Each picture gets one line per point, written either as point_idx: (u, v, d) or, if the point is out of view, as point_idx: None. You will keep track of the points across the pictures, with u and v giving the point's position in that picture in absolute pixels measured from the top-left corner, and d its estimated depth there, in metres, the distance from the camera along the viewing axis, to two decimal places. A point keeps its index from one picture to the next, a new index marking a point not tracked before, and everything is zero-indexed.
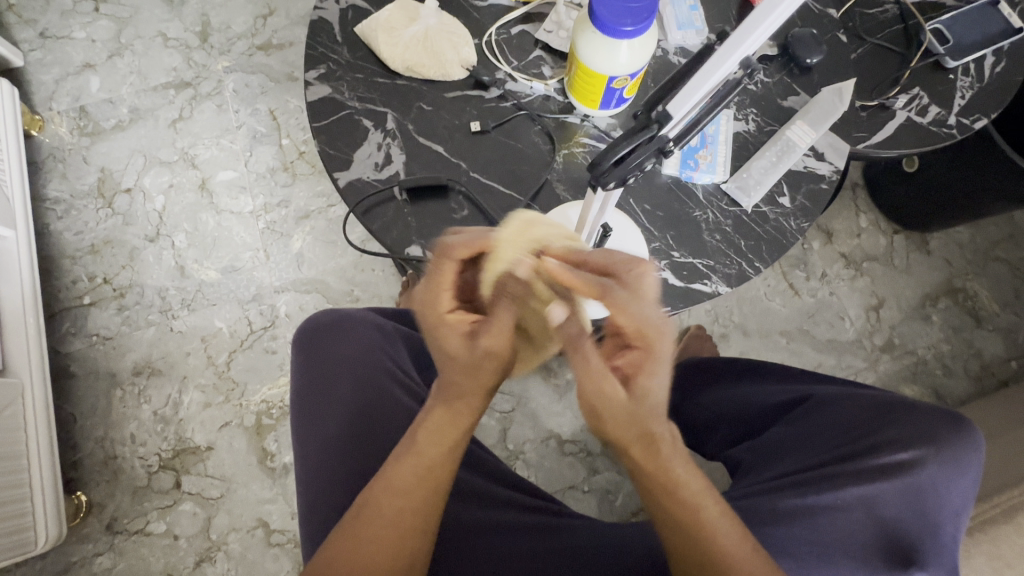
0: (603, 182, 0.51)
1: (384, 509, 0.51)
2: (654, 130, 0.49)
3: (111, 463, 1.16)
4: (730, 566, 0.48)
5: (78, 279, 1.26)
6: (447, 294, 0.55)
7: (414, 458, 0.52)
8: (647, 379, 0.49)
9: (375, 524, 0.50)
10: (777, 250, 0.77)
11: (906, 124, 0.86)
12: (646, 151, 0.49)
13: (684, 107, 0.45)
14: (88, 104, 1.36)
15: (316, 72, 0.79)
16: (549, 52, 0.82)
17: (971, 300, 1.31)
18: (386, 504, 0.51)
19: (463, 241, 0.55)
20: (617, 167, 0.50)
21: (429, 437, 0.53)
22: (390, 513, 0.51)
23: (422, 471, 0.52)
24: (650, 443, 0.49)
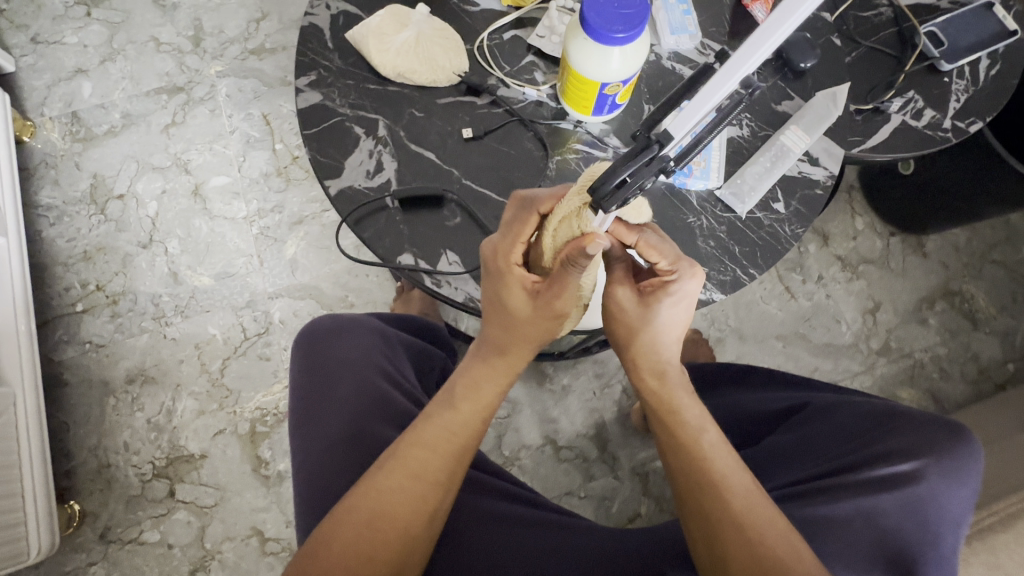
0: (606, 205, 0.50)
1: (409, 463, 0.54)
2: (657, 150, 0.47)
3: (104, 472, 1.15)
4: (736, 501, 0.52)
5: (70, 286, 1.25)
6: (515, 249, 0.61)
7: (451, 411, 0.58)
8: (665, 309, 0.62)
9: (402, 471, 0.54)
10: (771, 256, 0.76)
11: (901, 128, 0.85)
12: (648, 172, 0.48)
13: (687, 124, 0.45)
14: (80, 109, 1.35)
15: (307, 78, 0.78)
16: (542, 57, 0.81)
17: (968, 303, 1.31)
18: (417, 455, 0.55)
19: (550, 195, 0.61)
20: (619, 190, 0.49)
21: (470, 395, 0.59)
22: (419, 464, 0.54)
23: (456, 424, 0.57)
24: (662, 372, 0.62)
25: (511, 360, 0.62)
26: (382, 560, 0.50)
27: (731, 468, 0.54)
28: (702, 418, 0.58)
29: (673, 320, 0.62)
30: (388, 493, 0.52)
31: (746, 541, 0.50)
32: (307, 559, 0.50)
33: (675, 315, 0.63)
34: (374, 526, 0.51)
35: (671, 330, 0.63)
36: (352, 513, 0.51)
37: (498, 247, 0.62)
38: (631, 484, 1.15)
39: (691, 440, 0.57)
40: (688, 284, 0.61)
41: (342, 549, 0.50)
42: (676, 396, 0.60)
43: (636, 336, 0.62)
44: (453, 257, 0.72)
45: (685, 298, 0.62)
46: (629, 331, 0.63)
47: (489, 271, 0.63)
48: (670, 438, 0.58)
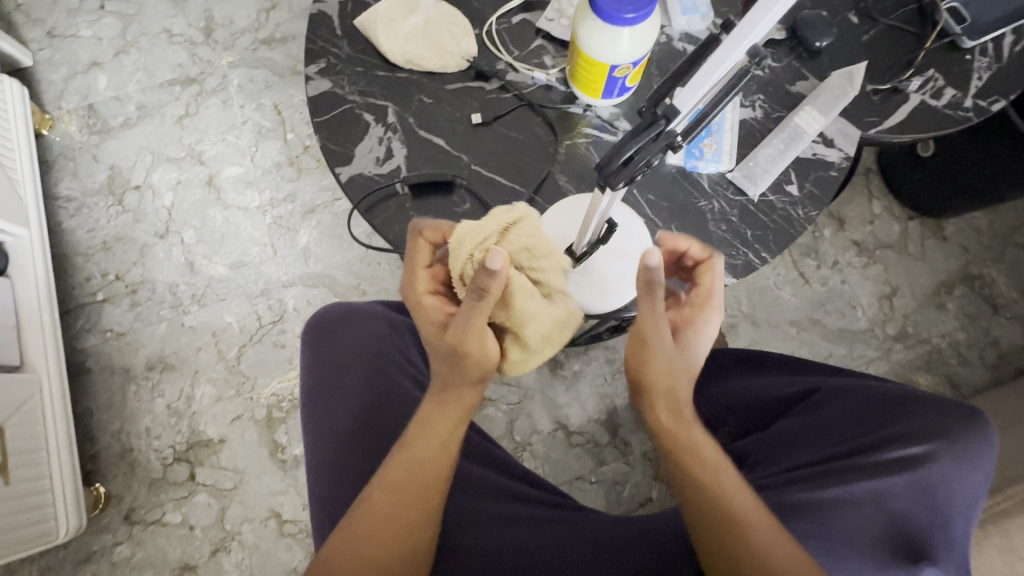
0: (611, 183, 0.49)
1: (382, 495, 0.53)
2: (663, 124, 0.46)
3: (128, 456, 1.19)
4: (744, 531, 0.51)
5: (91, 276, 1.28)
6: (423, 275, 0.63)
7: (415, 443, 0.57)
8: (693, 344, 0.62)
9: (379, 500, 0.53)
10: (784, 239, 0.75)
11: (921, 107, 0.83)
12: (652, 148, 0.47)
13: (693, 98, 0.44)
14: (97, 102, 1.37)
15: (317, 66, 0.79)
16: (551, 41, 0.80)
17: (989, 287, 1.28)
18: (391, 483, 0.54)
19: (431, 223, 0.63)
20: (624, 168, 0.49)
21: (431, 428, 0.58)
22: (396, 490, 0.54)
23: (421, 452, 0.56)
24: (682, 404, 0.60)
25: (461, 396, 0.60)
26: None
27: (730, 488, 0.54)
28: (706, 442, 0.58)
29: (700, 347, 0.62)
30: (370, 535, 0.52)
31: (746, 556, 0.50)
32: None
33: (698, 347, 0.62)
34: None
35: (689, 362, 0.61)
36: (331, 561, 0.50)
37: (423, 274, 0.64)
38: (642, 469, 1.16)
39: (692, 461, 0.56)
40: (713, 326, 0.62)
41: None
42: (692, 432, 0.58)
43: (667, 374, 0.60)
44: None
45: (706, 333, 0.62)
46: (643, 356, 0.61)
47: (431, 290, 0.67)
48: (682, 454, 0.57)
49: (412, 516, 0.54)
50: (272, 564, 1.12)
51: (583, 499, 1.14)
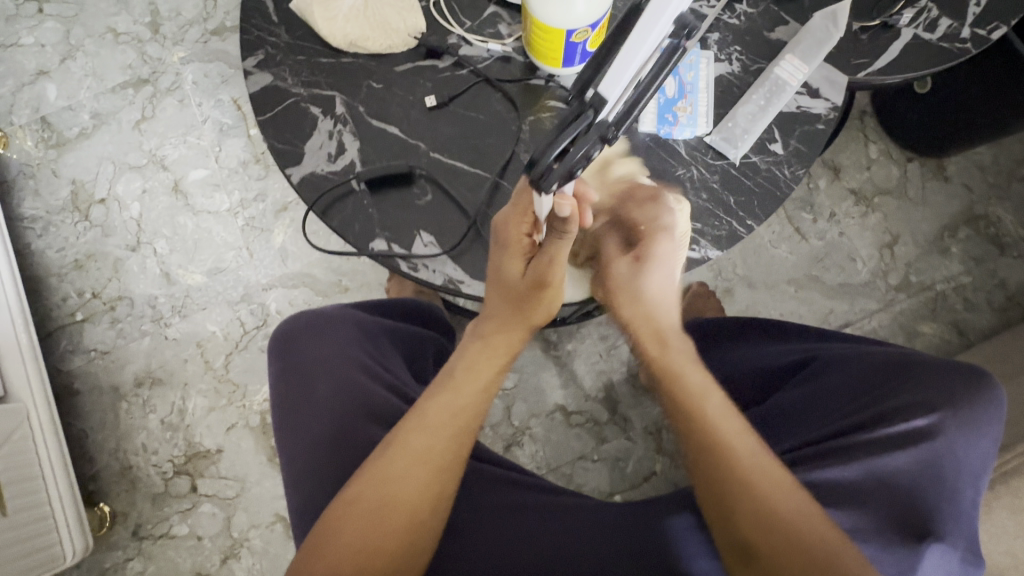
0: (547, 183, 0.47)
1: (394, 464, 0.54)
2: (592, 116, 0.43)
3: (127, 473, 1.18)
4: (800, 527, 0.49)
5: (67, 296, 1.24)
6: (462, 391, 0.60)
7: (415, 448, 0.55)
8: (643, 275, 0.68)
9: (394, 470, 0.54)
10: (771, 204, 0.71)
11: (914, 43, 0.76)
12: (587, 142, 0.44)
13: (617, 87, 0.42)
14: (49, 114, 1.31)
15: (254, 59, 0.73)
16: (505, 7, 0.74)
17: (994, 226, 1.23)
18: (397, 473, 0.54)
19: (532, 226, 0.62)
20: (559, 163, 0.45)
21: (410, 447, 0.55)
22: (406, 472, 0.54)
23: (428, 452, 0.55)
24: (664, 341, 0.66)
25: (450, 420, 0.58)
26: (398, 516, 0.52)
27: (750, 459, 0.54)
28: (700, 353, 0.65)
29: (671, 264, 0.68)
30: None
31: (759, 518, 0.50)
32: (323, 541, 0.50)
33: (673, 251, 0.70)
34: (378, 511, 0.52)
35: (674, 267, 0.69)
36: (356, 505, 0.52)
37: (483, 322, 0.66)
38: (644, 444, 1.15)
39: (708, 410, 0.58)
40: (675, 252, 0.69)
41: (367, 509, 0.52)
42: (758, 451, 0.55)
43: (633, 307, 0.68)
44: (428, 238, 0.68)
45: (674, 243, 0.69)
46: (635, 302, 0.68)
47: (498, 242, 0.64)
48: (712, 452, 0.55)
49: (397, 495, 0.53)
50: (283, 567, 1.13)
51: (587, 478, 1.14)
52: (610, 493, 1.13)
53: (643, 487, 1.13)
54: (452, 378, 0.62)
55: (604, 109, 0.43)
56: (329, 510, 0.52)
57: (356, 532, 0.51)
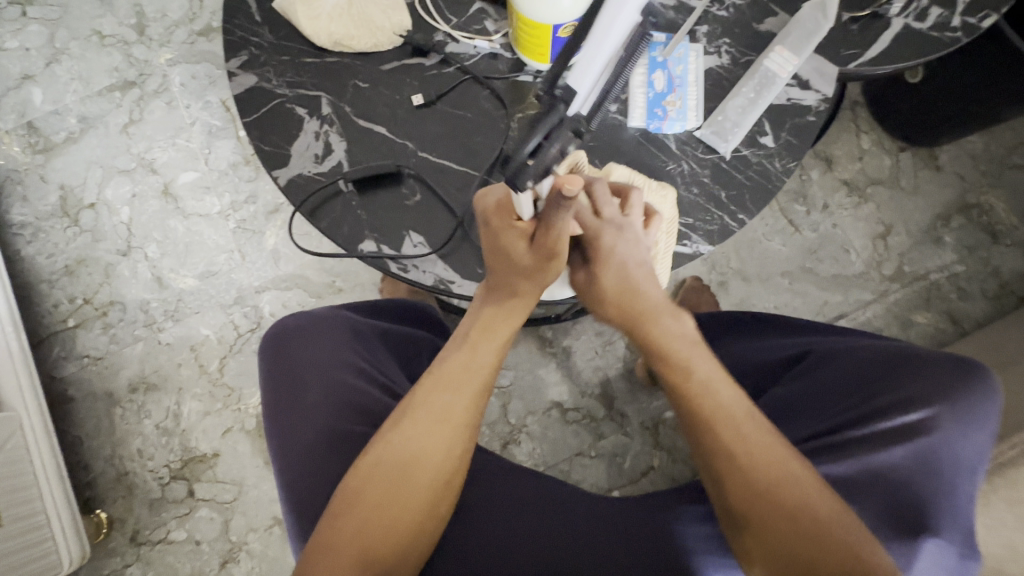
0: (522, 181, 0.46)
1: (415, 421, 0.57)
2: (563, 109, 0.44)
3: (124, 479, 1.18)
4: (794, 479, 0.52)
5: (59, 302, 1.24)
6: (478, 352, 0.62)
7: (432, 407, 0.58)
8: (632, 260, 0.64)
9: (414, 427, 0.57)
10: (762, 197, 0.70)
11: (904, 33, 0.75)
12: (560, 134, 0.45)
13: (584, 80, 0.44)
14: (35, 118, 1.29)
15: (238, 60, 0.72)
16: (491, 3, 0.73)
17: (988, 215, 1.23)
18: (416, 432, 0.57)
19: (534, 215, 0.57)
20: (533, 161, 0.45)
21: (427, 408, 0.58)
22: (424, 429, 0.57)
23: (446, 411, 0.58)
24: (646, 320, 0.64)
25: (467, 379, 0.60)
26: (418, 475, 0.55)
27: (739, 417, 0.56)
28: (696, 335, 0.63)
29: (630, 258, 0.63)
30: (351, 544, 0.51)
31: (748, 484, 0.52)
32: (344, 505, 0.53)
33: (640, 244, 0.64)
34: (398, 469, 0.55)
35: (640, 260, 0.64)
36: (377, 466, 0.55)
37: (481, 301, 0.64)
38: (642, 439, 1.15)
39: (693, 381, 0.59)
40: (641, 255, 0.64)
41: (389, 467, 0.55)
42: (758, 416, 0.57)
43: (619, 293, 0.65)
44: (417, 238, 0.67)
45: (635, 234, 0.63)
46: (601, 303, 0.65)
47: (485, 223, 0.60)
48: (706, 421, 0.56)
49: (416, 455, 0.56)
50: (282, 569, 1.13)
51: (584, 474, 1.13)
52: (609, 488, 1.13)
53: (641, 482, 1.13)
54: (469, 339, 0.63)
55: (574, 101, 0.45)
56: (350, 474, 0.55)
57: (378, 493, 0.54)
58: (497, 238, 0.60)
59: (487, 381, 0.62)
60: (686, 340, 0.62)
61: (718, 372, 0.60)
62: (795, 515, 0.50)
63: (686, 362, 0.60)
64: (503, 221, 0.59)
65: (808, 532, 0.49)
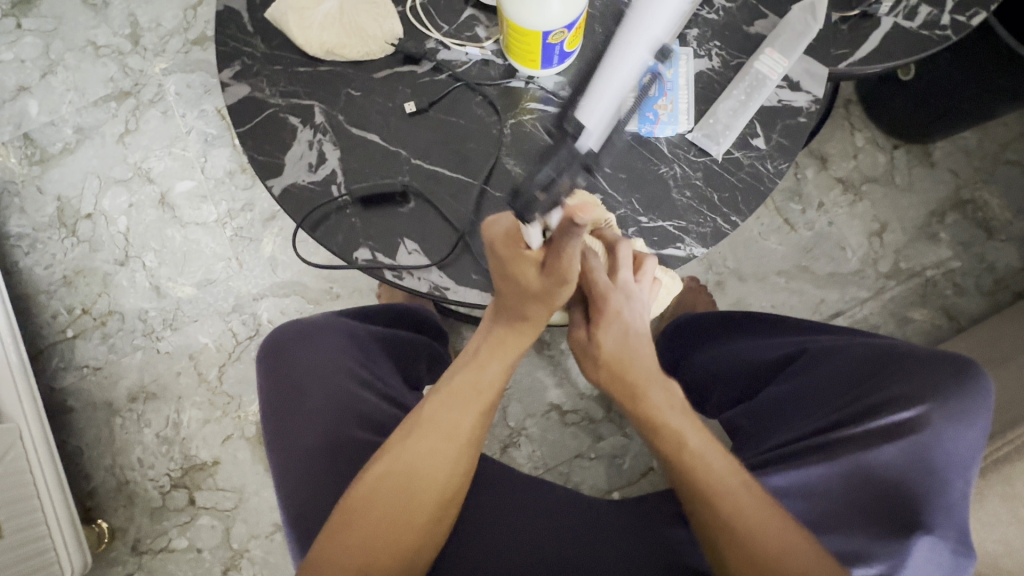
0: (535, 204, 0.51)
1: (425, 436, 0.58)
2: (574, 143, 0.47)
3: (125, 489, 1.18)
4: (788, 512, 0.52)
5: (57, 313, 1.24)
6: (486, 369, 0.63)
7: (443, 423, 0.59)
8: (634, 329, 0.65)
9: (423, 443, 0.57)
10: (754, 199, 0.70)
11: (893, 32, 0.76)
12: (570, 168, 0.48)
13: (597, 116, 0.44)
14: (31, 130, 1.29)
15: (231, 70, 0.72)
16: (482, 9, 0.74)
17: (982, 211, 1.23)
18: (425, 449, 0.57)
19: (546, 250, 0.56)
20: (546, 197, 0.49)
21: (435, 425, 0.58)
22: (434, 447, 0.57)
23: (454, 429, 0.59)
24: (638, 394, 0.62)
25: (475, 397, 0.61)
26: (423, 492, 0.56)
27: (722, 469, 0.55)
28: (686, 405, 0.61)
29: (634, 326, 0.64)
30: (351, 557, 0.51)
31: (735, 515, 0.52)
32: (347, 512, 0.53)
33: (642, 312, 0.65)
34: (404, 482, 0.55)
35: (641, 329, 0.65)
36: (385, 478, 0.55)
37: (492, 322, 0.65)
38: (641, 440, 1.15)
39: (685, 455, 0.57)
40: (643, 324, 0.65)
41: (396, 478, 0.55)
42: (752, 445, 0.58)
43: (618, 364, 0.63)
44: (412, 245, 0.68)
45: (641, 301, 0.65)
46: (596, 365, 0.65)
47: (494, 251, 0.59)
48: (700, 481, 0.55)
49: (424, 472, 0.56)
50: None
51: (584, 476, 1.14)
52: (608, 490, 1.13)
53: (641, 483, 1.14)
54: (478, 355, 0.64)
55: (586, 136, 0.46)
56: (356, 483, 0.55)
57: (383, 505, 0.54)
58: (507, 266, 0.59)
59: (494, 398, 0.62)
60: (675, 411, 0.61)
61: (710, 443, 0.58)
62: (790, 571, 0.49)
63: (676, 434, 0.58)
64: (512, 252, 0.58)
65: (805, 559, 0.49)
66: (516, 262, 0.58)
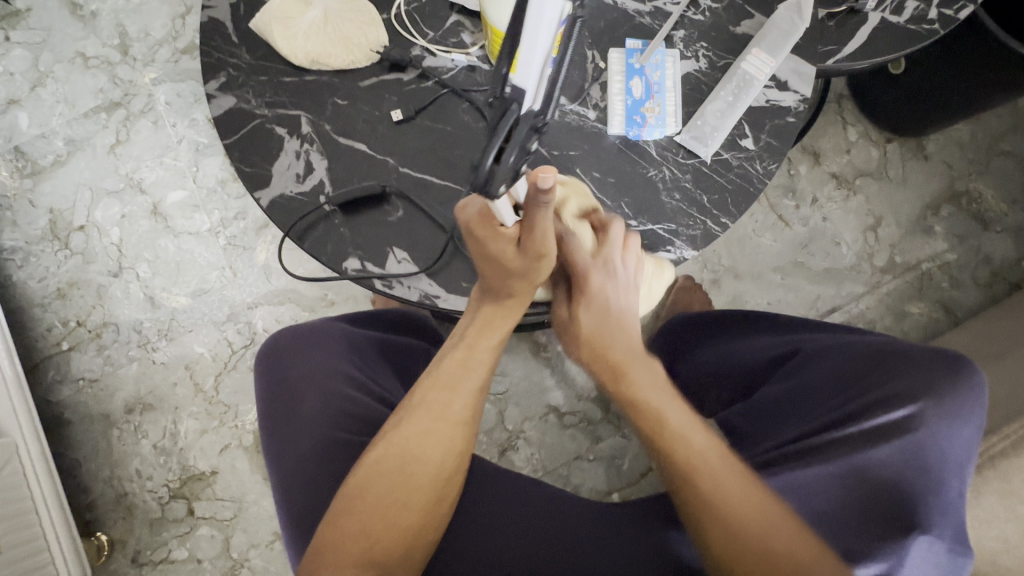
0: (493, 187, 0.52)
1: (417, 418, 0.57)
2: (516, 109, 0.49)
3: (123, 501, 1.18)
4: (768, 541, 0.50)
5: (52, 326, 1.24)
6: (476, 350, 0.62)
7: (433, 404, 0.58)
8: (620, 307, 0.67)
9: (415, 425, 0.57)
10: (744, 200, 0.70)
11: (881, 28, 0.75)
12: (517, 135, 0.50)
13: (530, 77, 0.47)
14: (22, 143, 1.29)
15: (217, 81, 0.72)
16: (467, 15, 0.73)
17: (977, 203, 1.23)
18: (417, 431, 0.57)
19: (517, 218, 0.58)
20: (498, 166, 0.51)
21: (426, 408, 0.58)
22: (425, 428, 0.57)
23: (446, 408, 0.58)
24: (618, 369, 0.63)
25: (469, 379, 0.60)
26: (422, 478, 0.55)
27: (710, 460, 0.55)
28: (666, 379, 0.63)
29: (615, 303, 0.66)
30: (351, 545, 0.51)
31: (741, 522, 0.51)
32: (338, 514, 0.52)
33: (626, 289, 0.67)
34: (400, 468, 0.54)
35: (625, 306, 0.67)
36: (381, 466, 0.54)
37: (478, 302, 0.64)
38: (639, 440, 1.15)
39: (665, 431, 0.58)
40: (626, 301, 0.67)
41: (390, 464, 0.54)
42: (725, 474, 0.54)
43: (603, 338, 0.66)
44: (401, 254, 0.67)
45: (623, 279, 0.67)
46: (577, 343, 0.67)
47: (469, 234, 0.60)
48: (680, 464, 0.55)
49: (419, 453, 0.56)
50: None
51: (583, 478, 1.14)
52: (608, 491, 1.13)
53: (640, 483, 1.13)
54: (468, 338, 0.63)
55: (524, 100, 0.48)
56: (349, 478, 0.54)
57: (380, 496, 0.53)
58: (485, 246, 0.60)
59: (485, 381, 0.62)
60: (655, 386, 0.62)
61: (686, 416, 0.59)
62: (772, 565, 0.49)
63: (656, 409, 0.60)
64: (488, 231, 0.59)
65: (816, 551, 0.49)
66: (492, 241, 0.59)
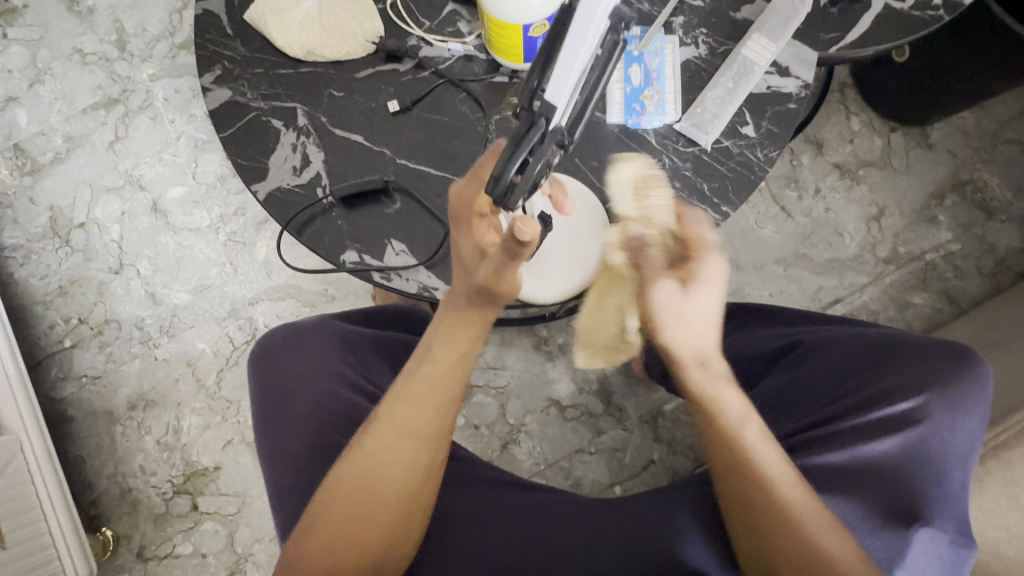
0: (511, 201, 0.48)
1: (374, 442, 0.56)
2: (544, 124, 0.44)
3: (128, 496, 1.18)
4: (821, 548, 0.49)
5: (54, 323, 1.24)
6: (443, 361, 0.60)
7: (391, 429, 0.57)
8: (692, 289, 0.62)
9: (379, 441, 0.56)
10: (744, 187, 0.70)
11: (885, 13, 0.74)
12: (544, 150, 0.45)
13: (564, 91, 0.42)
14: (22, 140, 1.29)
15: (212, 74, 0.71)
16: (464, 5, 0.73)
17: (982, 192, 1.22)
18: (377, 454, 0.56)
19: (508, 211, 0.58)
20: (520, 178, 0.47)
21: (389, 423, 0.57)
22: (383, 449, 0.56)
23: (406, 426, 0.57)
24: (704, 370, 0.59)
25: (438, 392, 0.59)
26: (387, 496, 0.55)
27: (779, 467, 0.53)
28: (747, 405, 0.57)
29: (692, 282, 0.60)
30: (324, 556, 0.52)
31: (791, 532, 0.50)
32: (316, 523, 0.53)
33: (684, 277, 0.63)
34: (360, 490, 0.54)
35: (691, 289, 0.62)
36: (345, 481, 0.55)
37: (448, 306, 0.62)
38: (641, 433, 1.15)
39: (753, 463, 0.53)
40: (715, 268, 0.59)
41: (354, 482, 0.55)
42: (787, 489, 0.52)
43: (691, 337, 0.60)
44: (398, 245, 0.67)
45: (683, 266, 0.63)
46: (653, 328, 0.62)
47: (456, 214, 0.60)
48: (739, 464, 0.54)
49: (379, 472, 0.55)
50: None
51: (585, 471, 1.13)
52: (610, 484, 1.13)
53: (642, 476, 1.13)
54: (431, 346, 0.61)
55: (555, 114, 0.44)
56: (317, 494, 0.55)
57: (343, 514, 0.54)
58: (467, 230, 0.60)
59: (456, 388, 0.60)
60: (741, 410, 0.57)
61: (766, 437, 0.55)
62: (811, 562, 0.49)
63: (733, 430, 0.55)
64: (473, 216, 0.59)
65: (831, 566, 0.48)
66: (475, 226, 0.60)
